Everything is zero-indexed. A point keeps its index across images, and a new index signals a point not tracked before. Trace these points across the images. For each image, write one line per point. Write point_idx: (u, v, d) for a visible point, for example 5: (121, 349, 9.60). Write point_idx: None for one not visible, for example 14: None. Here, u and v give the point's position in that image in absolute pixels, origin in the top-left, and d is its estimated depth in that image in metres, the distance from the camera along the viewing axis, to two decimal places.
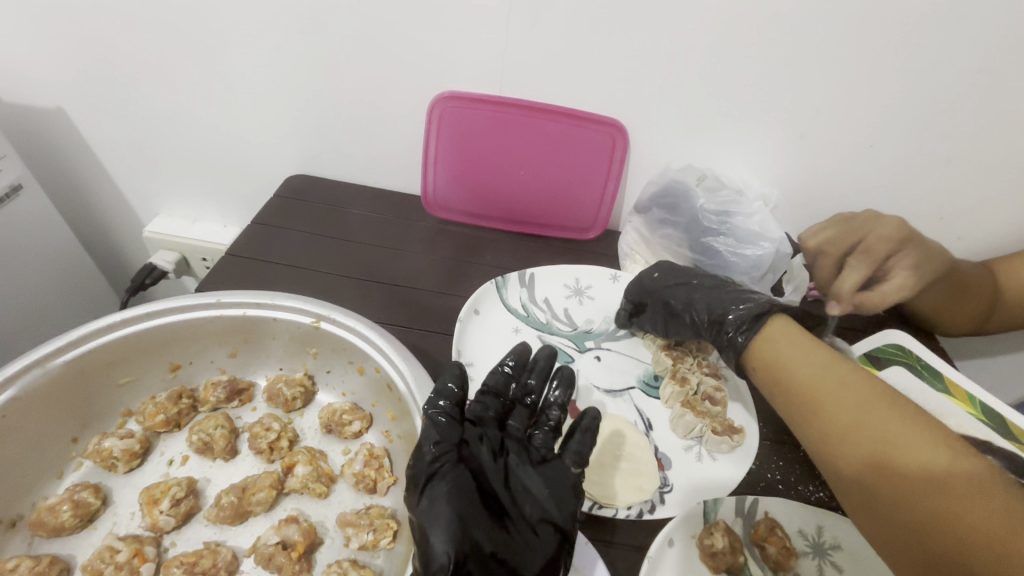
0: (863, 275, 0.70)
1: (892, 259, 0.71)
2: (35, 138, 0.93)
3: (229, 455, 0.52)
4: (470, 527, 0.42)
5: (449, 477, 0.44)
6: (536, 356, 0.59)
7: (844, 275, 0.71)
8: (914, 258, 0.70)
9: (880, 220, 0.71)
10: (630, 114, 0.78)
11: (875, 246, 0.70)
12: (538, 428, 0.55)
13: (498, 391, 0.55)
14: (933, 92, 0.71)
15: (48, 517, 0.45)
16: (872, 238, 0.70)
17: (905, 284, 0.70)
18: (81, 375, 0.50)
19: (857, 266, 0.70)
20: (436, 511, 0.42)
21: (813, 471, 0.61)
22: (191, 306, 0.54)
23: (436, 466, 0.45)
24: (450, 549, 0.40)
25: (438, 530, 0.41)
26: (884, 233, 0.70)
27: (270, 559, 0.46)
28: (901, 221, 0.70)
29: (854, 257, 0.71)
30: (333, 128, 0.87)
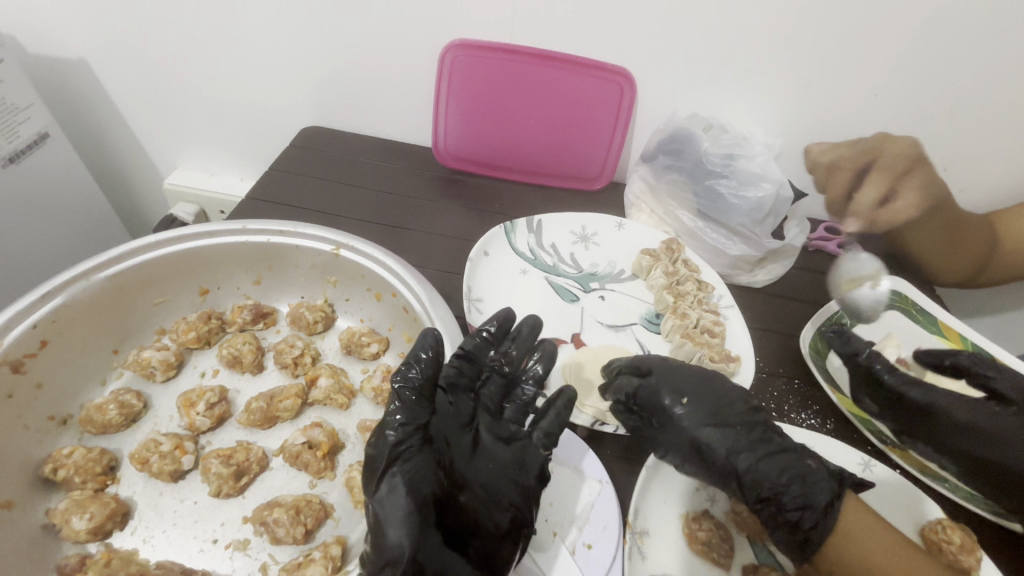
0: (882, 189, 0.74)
1: (907, 178, 0.73)
2: (59, 90, 0.96)
3: (256, 369, 0.57)
4: (429, 518, 0.37)
5: (410, 462, 0.38)
6: (519, 324, 0.53)
7: (863, 188, 0.75)
8: (924, 179, 0.73)
9: (893, 140, 0.75)
10: (637, 62, 0.79)
11: (891, 161, 0.73)
12: (511, 401, 0.49)
13: (474, 357, 0.49)
14: (941, 38, 0.71)
15: (96, 414, 0.49)
16: (885, 154, 0.74)
17: (916, 205, 0.73)
18: (120, 291, 0.54)
19: (875, 180, 0.74)
20: (392, 499, 0.37)
21: (806, 400, 0.65)
22: (220, 232, 0.57)
23: (397, 450, 0.38)
24: (409, 541, 0.36)
25: (395, 520, 0.36)
26: (897, 149, 0.74)
27: (297, 457, 0.50)
28: (913, 143, 0.75)
29: (873, 172, 0.74)
30: (345, 78, 0.88)
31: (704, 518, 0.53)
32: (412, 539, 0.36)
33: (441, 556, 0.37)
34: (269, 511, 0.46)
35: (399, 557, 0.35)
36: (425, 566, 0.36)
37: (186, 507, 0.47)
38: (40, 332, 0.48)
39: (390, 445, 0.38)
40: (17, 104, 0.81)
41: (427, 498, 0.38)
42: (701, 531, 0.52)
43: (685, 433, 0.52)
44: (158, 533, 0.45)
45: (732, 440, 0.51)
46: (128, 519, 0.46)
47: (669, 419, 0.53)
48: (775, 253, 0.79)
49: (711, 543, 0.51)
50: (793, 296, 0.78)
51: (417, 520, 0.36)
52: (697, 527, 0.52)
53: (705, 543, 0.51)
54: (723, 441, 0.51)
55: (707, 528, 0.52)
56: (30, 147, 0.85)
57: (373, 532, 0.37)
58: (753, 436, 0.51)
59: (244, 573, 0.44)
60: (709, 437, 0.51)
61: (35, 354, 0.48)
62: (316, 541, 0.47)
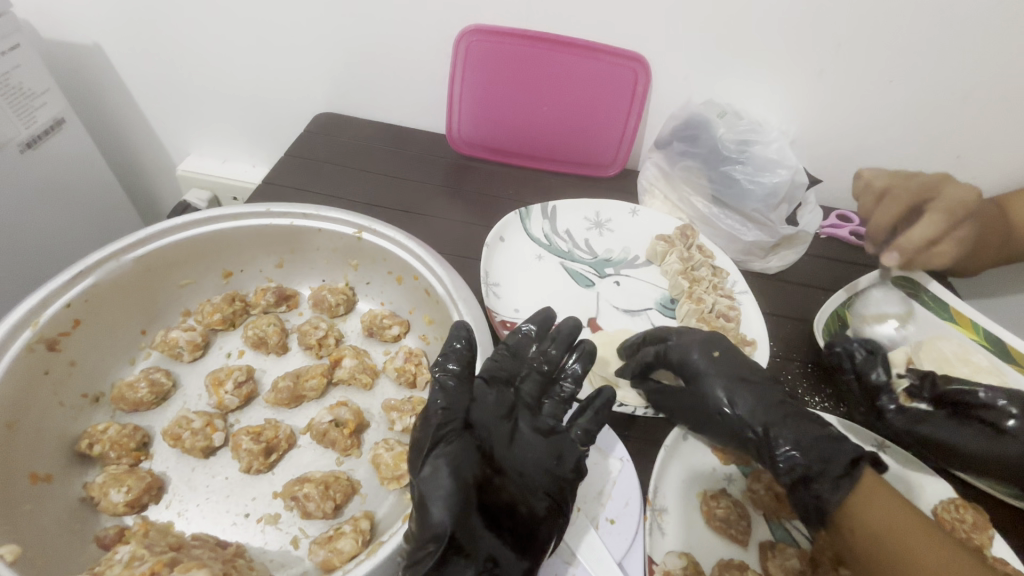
0: (936, 233, 0.68)
1: (952, 229, 0.70)
2: (73, 76, 0.96)
3: (281, 350, 0.58)
4: (469, 500, 0.39)
5: (450, 448, 0.40)
6: (561, 324, 0.54)
7: (921, 225, 0.68)
8: (967, 230, 0.71)
9: (958, 183, 0.69)
10: (652, 48, 0.79)
11: (955, 206, 0.68)
12: (549, 397, 0.50)
13: (516, 353, 0.51)
14: (957, 23, 0.70)
15: (129, 392, 0.51)
16: (950, 197, 0.68)
17: (947, 255, 0.71)
18: (148, 272, 0.55)
19: (936, 219, 0.68)
20: (434, 480, 0.39)
21: (819, 384, 0.66)
22: (243, 215, 0.58)
23: (439, 434, 0.41)
24: (449, 518, 0.38)
25: (437, 499, 0.38)
26: (965, 196, 0.68)
27: (324, 435, 0.51)
28: (974, 191, 0.69)
29: (937, 211, 0.68)
30: (357, 65, 0.88)
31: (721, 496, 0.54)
32: (452, 519, 0.38)
33: (478, 538, 0.39)
34: (299, 486, 0.47)
35: (441, 533, 0.37)
36: (465, 546, 0.38)
37: (218, 482, 0.48)
38: (74, 311, 0.49)
39: (432, 428, 0.41)
40: (34, 90, 0.81)
41: (466, 480, 0.39)
42: (719, 508, 0.53)
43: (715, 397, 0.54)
44: (192, 507, 0.46)
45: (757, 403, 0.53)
46: (163, 492, 0.47)
47: (694, 371, 0.56)
48: (790, 239, 0.79)
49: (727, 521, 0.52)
50: (806, 282, 0.78)
51: (457, 500, 0.38)
52: (714, 504, 0.53)
53: (722, 518, 0.52)
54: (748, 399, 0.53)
55: (724, 504, 0.53)
56: (46, 133, 0.85)
57: (417, 509, 0.39)
58: (776, 408, 0.52)
59: (276, 546, 0.45)
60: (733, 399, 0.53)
61: (69, 333, 0.49)
62: (345, 515, 0.48)
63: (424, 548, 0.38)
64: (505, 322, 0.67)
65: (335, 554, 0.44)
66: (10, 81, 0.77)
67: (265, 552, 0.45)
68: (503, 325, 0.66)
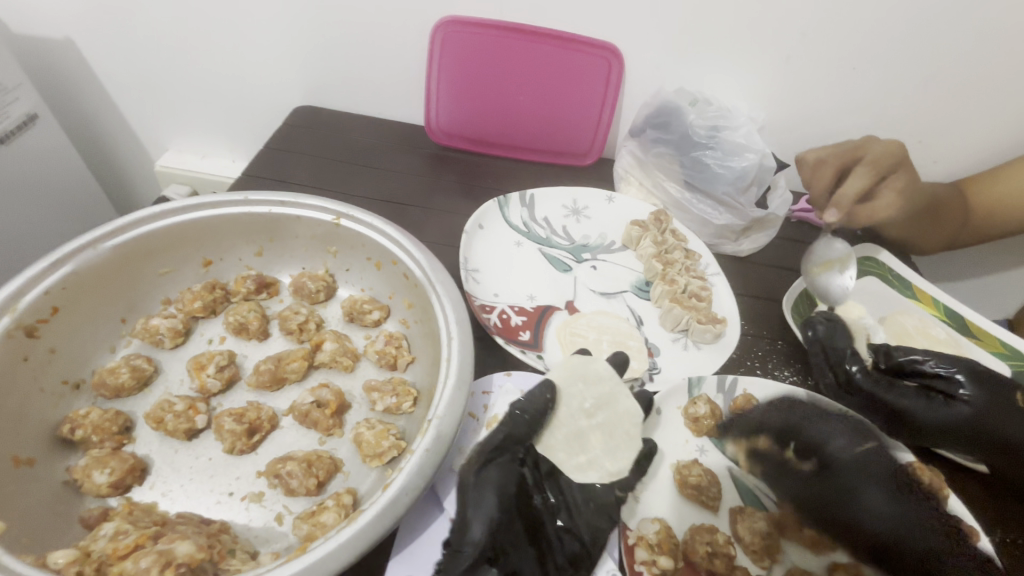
0: (866, 183, 0.75)
1: (884, 181, 0.76)
2: (47, 71, 0.95)
3: (262, 335, 0.59)
4: (506, 519, 0.46)
5: (499, 470, 0.48)
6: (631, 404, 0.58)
7: (850, 181, 0.75)
8: (903, 179, 0.76)
9: (883, 141, 0.76)
10: (624, 38, 0.81)
11: (880, 160, 0.75)
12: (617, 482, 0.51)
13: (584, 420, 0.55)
14: (913, 11, 0.73)
15: (109, 378, 0.51)
16: (876, 151, 0.75)
17: (889, 206, 0.77)
18: (127, 260, 0.56)
19: (863, 172, 0.75)
20: (479, 497, 0.46)
21: (789, 359, 0.68)
22: (222, 203, 0.59)
23: (490, 456, 0.49)
24: (483, 533, 0.44)
25: (477, 511, 0.45)
26: (890, 149, 0.75)
27: (307, 415, 0.52)
28: (899, 144, 0.76)
29: (863, 166, 0.75)
30: (335, 58, 0.89)
31: (695, 466, 0.55)
32: (487, 533, 0.44)
33: (508, 550, 0.44)
34: (283, 464, 0.48)
35: (475, 544, 0.43)
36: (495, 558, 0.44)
37: (201, 463, 0.49)
38: (52, 298, 0.49)
39: (484, 451, 0.49)
40: (5, 84, 0.80)
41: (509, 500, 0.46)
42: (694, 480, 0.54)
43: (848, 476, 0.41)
44: (176, 487, 0.47)
45: (892, 508, 0.39)
46: (146, 474, 0.48)
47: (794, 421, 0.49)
48: (760, 223, 0.81)
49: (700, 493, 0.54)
50: (776, 263, 0.81)
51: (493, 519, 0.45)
52: (689, 477, 0.54)
53: (696, 488, 0.54)
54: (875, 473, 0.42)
55: (699, 474, 0.54)
56: (20, 128, 0.84)
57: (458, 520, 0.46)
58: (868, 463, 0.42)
59: (260, 523, 0.46)
60: (852, 471, 0.42)
61: (47, 320, 0.49)
62: (328, 492, 0.49)
63: (455, 553, 0.44)
64: (485, 306, 0.68)
65: (318, 528, 0.45)
66: None
67: (250, 529, 0.46)
68: (482, 308, 0.67)
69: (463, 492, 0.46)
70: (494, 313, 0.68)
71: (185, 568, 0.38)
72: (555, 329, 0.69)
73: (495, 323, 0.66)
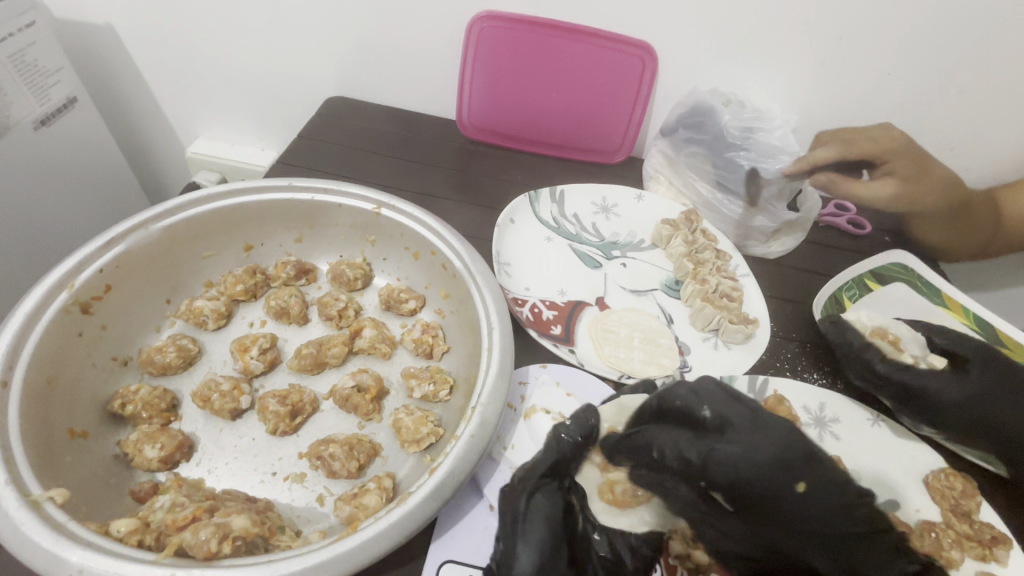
0: (846, 161, 0.82)
1: (886, 165, 0.82)
2: (86, 56, 0.97)
3: (302, 320, 0.60)
4: (555, 561, 0.42)
5: (547, 496, 0.45)
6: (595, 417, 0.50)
7: (827, 151, 0.81)
8: (905, 165, 0.82)
9: (887, 130, 0.84)
10: (660, 37, 0.81)
11: (865, 143, 0.83)
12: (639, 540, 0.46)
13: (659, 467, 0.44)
14: (951, 19, 0.73)
15: (157, 356, 0.53)
16: (874, 141, 0.83)
17: (884, 188, 0.82)
18: (173, 242, 0.57)
19: None
20: (528, 527, 0.43)
21: (818, 361, 0.68)
22: (266, 189, 0.60)
23: (538, 483, 0.45)
24: (534, 563, 0.41)
25: (524, 542, 0.42)
26: (885, 136, 0.83)
27: (347, 400, 0.53)
28: (901, 133, 0.83)
29: (841, 145, 0.83)
30: (369, 50, 0.89)
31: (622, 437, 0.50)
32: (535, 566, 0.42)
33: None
34: (325, 447, 0.49)
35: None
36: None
37: (245, 442, 0.50)
38: (106, 276, 0.51)
39: (532, 475, 0.46)
40: (48, 67, 0.80)
41: (558, 533, 0.43)
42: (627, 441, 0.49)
43: (759, 487, 0.39)
44: (221, 465, 0.48)
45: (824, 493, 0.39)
46: (193, 451, 0.49)
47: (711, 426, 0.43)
48: (791, 226, 0.82)
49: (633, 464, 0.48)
50: (805, 267, 0.81)
51: (548, 549, 0.42)
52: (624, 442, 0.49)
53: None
54: (756, 487, 0.39)
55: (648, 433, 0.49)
56: (60, 111, 0.84)
57: (504, 548, 0.43)
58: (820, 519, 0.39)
59: (302, 503, 0.47)
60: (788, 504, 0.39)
61: (101, 297, 0.51)
62: (368, 475, 0.50)
63: None
64: (517, 299, 0.69)
65: (360, 510, 0.45)
66: (25, 58, 0.76)
67: (292, 508, 0.47)
68: (515, 302, 0.68)
69: (511, 521, 0.44)
70: (526, 306, 0.69)
71: (241, 541, 0.39)
72: (586, 325, 0.69)
73: (528, 316, 0.67)
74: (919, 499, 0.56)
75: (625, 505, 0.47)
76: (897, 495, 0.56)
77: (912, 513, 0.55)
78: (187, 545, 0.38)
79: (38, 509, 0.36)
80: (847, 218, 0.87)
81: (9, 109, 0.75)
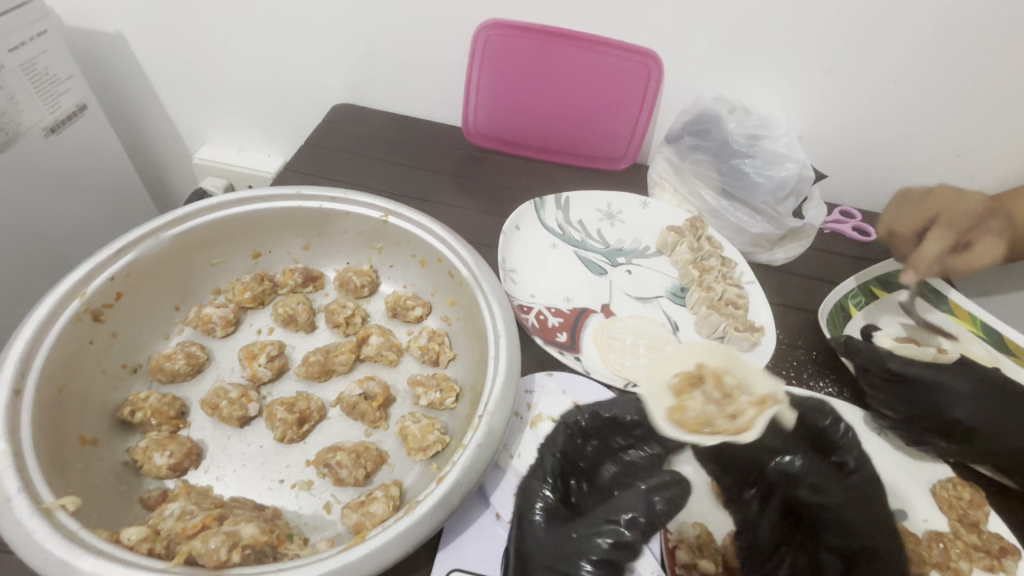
0: (946, 246, 0.69)
1: (973, 232, 0.70)
2: (95, 63, 0.98)
3: (310, 327, 0.60)
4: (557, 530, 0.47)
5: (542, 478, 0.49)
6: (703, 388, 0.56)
7: (925, 246, 0.69)
8: (997, 225, 0.70)
9: (962, 197, 0.71)
10: (666, 45, 0.81)
11: (955, 217, 0.70)
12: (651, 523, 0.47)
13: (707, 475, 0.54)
14: (958, 27, 0.73)
15: (166, 364, 0.53)
16: (949, 213, 0.70)
17: (990, 252, 0.69)
18: (182, 250, 0.57)
19: (941, 234, 0.69)
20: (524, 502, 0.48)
21: (824, 369, 0.68)
22: (274, 197, 0.60)
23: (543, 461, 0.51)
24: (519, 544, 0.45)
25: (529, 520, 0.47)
26: (964, 207, 0.70)
27: (354, 407, 0.53)
28: (982, 197, 0.71)
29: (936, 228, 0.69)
30: (376, 57, 0.90)
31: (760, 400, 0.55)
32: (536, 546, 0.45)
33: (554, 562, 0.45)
34: (332, 454, 0.49)
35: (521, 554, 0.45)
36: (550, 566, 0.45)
37: (253, 450, 0.50)
38: (116, 284, 0.52)
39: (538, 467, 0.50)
40: (59, 75, 0.81)
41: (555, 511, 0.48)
42: (711, 382, 0.56)
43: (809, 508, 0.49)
44: (229, 473, 0.49)
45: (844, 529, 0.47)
46: (201, 459, 0.49)
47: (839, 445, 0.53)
48: (795, 233, 0.82)
49: (711, 397, 0.55)
50: (810, 274, 0.81)
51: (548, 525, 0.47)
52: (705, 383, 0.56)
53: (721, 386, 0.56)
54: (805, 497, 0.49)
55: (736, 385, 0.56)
56: (70, 118, 0.85)
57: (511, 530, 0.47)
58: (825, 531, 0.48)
59: (310, 511, 0.47)
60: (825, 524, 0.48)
61: (111, 305, 0.52)
62: (375, 483, 0.50)
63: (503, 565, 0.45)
64: (523, 306, 0.69)
65: (367, 518, 0.45)
66: (36, 66, 0.77)
67: (299, 516, 0.47)
68: (520, 309, 0.68)
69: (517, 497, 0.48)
70: (532, 313, 0.69)
71: (250, 550, 0.39)
72: (591, 331, 0.69)
73: (533, 323, 0.67)
74: (926, 509, 0.56)
75: (698, 427, 0.53)
76: (903, 504, 0.57)
77: (919, 524, 0.55)
78: (197, 554, 0.38)
79: (51, 517, 0.36)
80: (853, 225, 0.88)
81: (20, 116, 0.76)
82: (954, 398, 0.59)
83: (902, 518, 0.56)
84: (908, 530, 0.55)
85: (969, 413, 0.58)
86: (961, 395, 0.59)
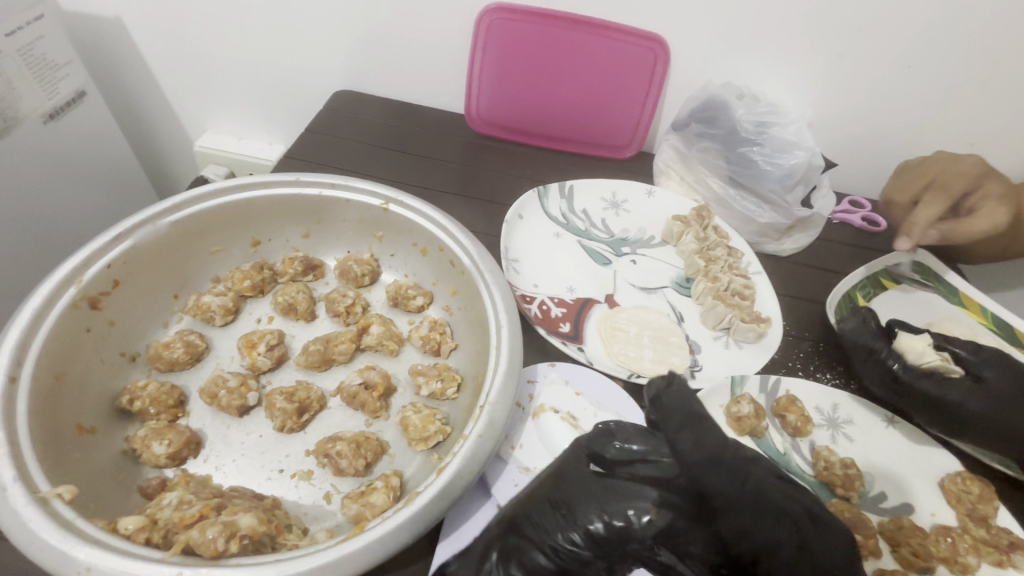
0: (939, 212, 0.71)
1: (973, 196, 0.72)
2: (94, 49, 0.97)
3: (310, 316, 0.60)
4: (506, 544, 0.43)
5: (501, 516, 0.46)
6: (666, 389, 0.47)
7: (918, 211, 0.72)
8: (999, 187, 0.72)
9: (957, 160, 0.73)
10: (673, 29, 0.79)
11: (949, 182, 0.72)
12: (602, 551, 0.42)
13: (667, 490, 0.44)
14: (975, 9, 0.71)
15: (165, 352, 0.53)
16: (946, 177, 0.72)
17: (993, 216, 0.70)
18: (180, 238, 0.57)
19: (931, 201, 0.72)
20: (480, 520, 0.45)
21: (832, 361, 0.66)
22: (274, 184, 0.59)
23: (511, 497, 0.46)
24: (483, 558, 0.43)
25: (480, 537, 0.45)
26: (959, 169, 0.72)
27: (354, 397, 0.53)
28: (978, 158, 0.72)
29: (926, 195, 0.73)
30: (377, 43, 0.89)
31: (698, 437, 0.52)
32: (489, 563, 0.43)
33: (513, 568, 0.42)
34: (332, 444, 0.48)
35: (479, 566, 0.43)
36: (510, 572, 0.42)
37: (252, 439, 0.50)
38: (114, 272, 0.51)
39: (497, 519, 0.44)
40: (57, 61, 0.80)
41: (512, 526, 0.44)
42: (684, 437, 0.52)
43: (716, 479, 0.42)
44: (229, 462, 0.48)
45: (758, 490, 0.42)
46: (200, 448, 0.49)
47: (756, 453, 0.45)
48: (803, 223, 0.81)
49: None
50: (818, 264, 0.79)
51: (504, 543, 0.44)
52: None
53: None
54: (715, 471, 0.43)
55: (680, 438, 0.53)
56: (69, 104, 0.84)
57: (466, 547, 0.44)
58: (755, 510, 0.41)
59: (309, 501, 0.47)
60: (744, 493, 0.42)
61: (109, 293, 0.51)
62: (375, 473, 0.49)
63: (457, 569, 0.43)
64: (525, 296, 0.68)
65: (367, 508, 0.45)
66: (33, 52, 0.76)
67: (299, 506, 0.47)
68: (523, 299, 0.67)
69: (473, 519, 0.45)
70: (534, 304, 0.68)
71: (248, 540, 0.39)
72: (595, 322, 0.68)
73: (536, 313, 0.66)
74: (933, 503, 0.55)
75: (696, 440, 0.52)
76: (910, 498, 0.56)
77: (926, 518, 0.55)
78: (194, 544, 0.38)
79: (47, 506, 0.36)
80: (862, 215, 0.86)
81: (19, 103, 0.75)
82: (976, 393, 0.57)
83: (908, 512, 0.55)
84: (914, 523, 0.54)
85: (984, 405, 0.56)
86: (988, 392, 0.57)
